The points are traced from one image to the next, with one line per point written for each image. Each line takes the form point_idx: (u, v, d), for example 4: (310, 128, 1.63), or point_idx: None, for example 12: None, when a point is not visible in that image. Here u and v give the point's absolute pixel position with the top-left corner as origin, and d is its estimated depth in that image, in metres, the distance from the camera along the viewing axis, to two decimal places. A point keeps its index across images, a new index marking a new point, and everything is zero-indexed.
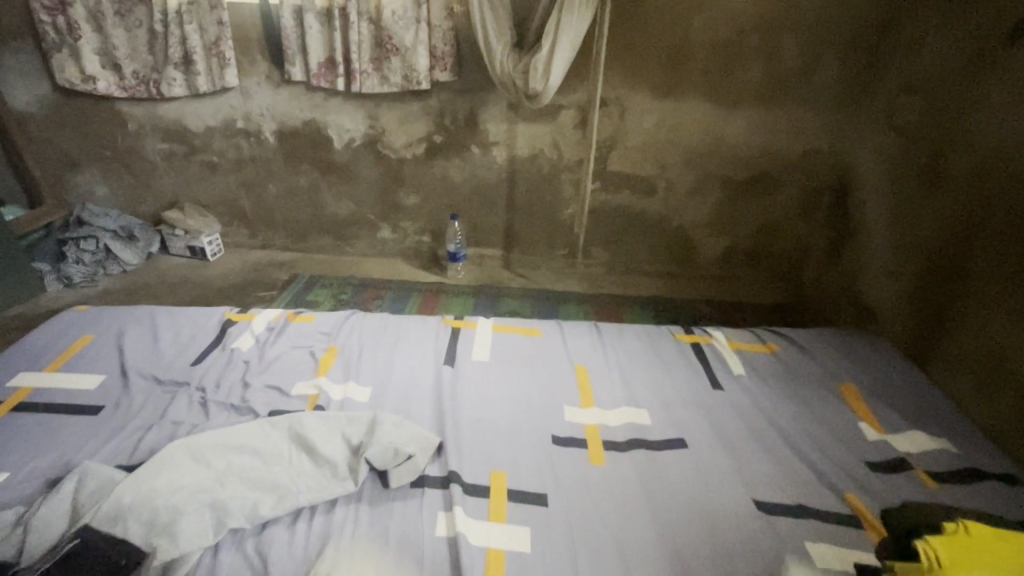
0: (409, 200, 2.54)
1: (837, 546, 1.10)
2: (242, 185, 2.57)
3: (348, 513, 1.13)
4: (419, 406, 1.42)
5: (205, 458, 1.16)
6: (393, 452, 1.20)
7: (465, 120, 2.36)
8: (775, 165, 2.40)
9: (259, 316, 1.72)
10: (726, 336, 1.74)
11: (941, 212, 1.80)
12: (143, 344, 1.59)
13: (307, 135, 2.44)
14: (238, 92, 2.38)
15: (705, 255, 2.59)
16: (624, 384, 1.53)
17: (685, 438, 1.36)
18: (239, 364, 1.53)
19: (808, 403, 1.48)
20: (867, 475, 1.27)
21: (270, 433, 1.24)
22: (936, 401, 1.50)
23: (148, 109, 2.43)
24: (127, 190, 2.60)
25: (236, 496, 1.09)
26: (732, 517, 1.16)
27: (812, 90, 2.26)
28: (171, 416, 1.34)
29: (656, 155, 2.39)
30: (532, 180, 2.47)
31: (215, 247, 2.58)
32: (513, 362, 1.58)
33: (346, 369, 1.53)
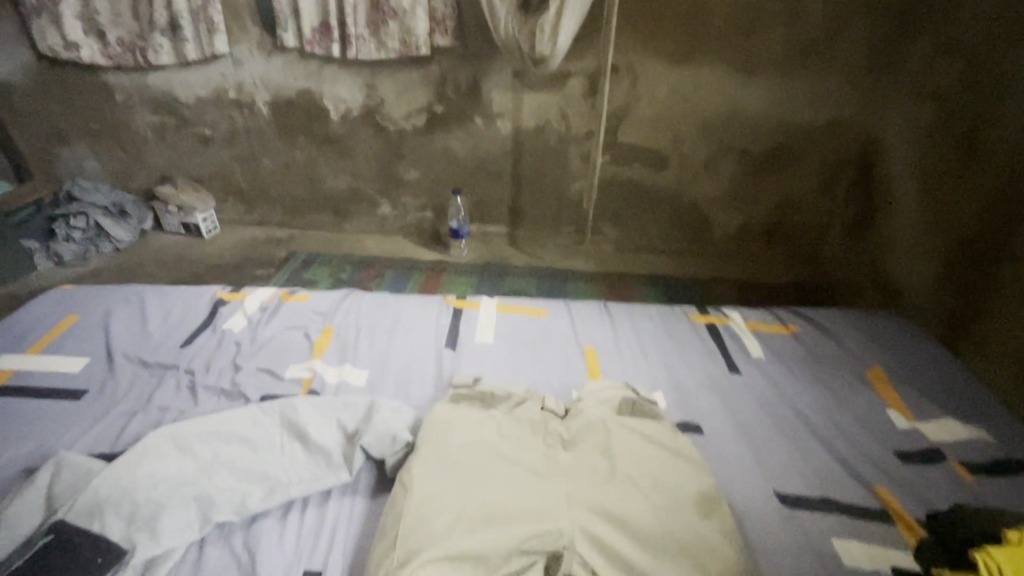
0: (410, 175, 2.44)
1: (867, 545, 1.03)
2: (235, 159, 2.46)
3: (343, 506, 1.07)
4: (420, 391, 1.35)
5: (190, 446, 1.09)
6: (391, 439, 1.13)
7: (468, 89, 2.23)
8: (796, 137, 2.27)
9: (252, 295, 1.64)
10: (744, 317, 1.65)
11: (981, 185, 1.68)
12: (130, 326, 1.51)
13: (302, 106, 2.32)
14: (228, 60, 2.26)
15: (720, 232, 2.48)
16: (636, 368, 1.45)
17: (701, 425, 1.29)
18: (230, 346, 1.46)
19: (832, 389, 1.40)
20: (898, 467, 1.19)
21: (260, 419, 1.16)
22: (970, 387, 1.40)
23: (135, 79, 2.32)
24: (117, 165, 2.50)
25: (223, 488, 1.03)
26: (752, 512, 1.09)
27: (838, 55, 2.11)
28: (158, 402, 1.28)
29: (670, 125, 2.26)
30: (539, 154, 2.35)
31: (210, 224, 2.49)
32: (519, 345, 1.50)
33: (342, 352, 1.45)
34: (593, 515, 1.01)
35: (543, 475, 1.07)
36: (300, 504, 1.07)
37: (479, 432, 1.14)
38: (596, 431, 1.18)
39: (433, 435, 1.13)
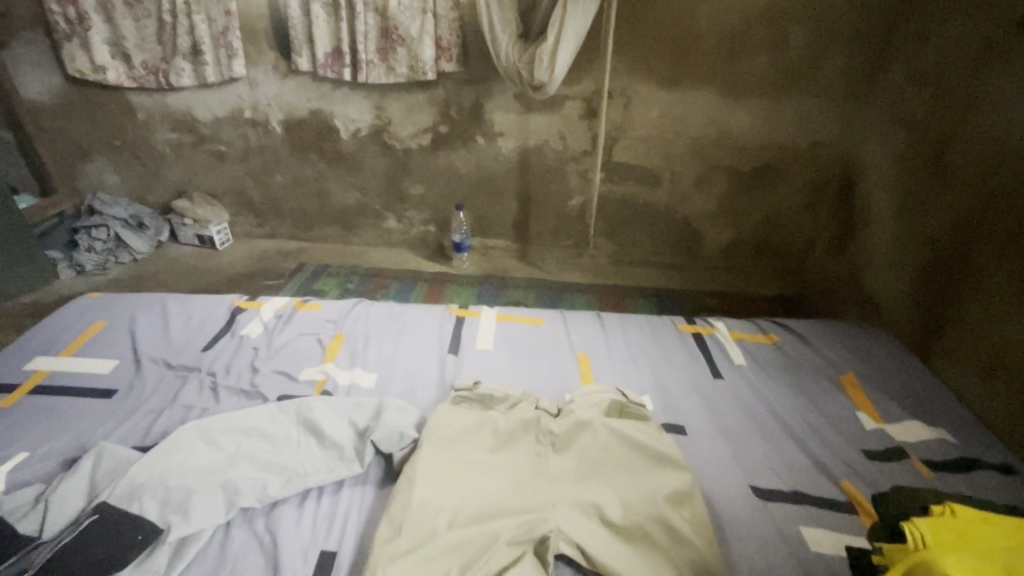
0: (415, 190, 2.56)
1: (831, 532, 1.12)
2: (249, 174, 2.59)
3: (354, 494, 1.17)
4: (424, 391, 1.46)
5: (215, 440, 1.19)
6: (398, 435, 1.23)
7: (471, 110, 2.37)
8: (782, 157, 2.40)
9: (268, 303, 1.76)
10: (728, 326, 1.75)
11: (948, 204, 1.80)
12: (155, 330, 1.63)
13: (314, 125, 2.46)
14: (245, 82, 2.40)
15: (710, 246, 2.60)
16: (627, 374, 1.55)
17: (685, 425, 1.39)
18: (248, 350, 1.57)
19: (808, 393, 1.50)
20: (864, 464, 1.29)
21: (278, 416, 1.27)
22: (935, 392, 1.51)
23: (157, 99, 2.45)
24: (136, 179, 2.63)
25: (246, 476, 1.13)
26: (730, 504, 1.19)
27: (820, 81, 2.24)
28: (182, 400, 1.38)
29: (662, 145, 2.39)
30: (537, 172, 2.48)
31: (223, 236, 2.61)
32: (517, 351, 1.61)
33: (352, 356, 1.56)
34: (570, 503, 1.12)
35: (539, 473, 1.19)
36: (316, 493, 1.17)
37: (478, 434, 1.24)
38: (585, 428, 1.27)
39: (435, 430, 1.22)
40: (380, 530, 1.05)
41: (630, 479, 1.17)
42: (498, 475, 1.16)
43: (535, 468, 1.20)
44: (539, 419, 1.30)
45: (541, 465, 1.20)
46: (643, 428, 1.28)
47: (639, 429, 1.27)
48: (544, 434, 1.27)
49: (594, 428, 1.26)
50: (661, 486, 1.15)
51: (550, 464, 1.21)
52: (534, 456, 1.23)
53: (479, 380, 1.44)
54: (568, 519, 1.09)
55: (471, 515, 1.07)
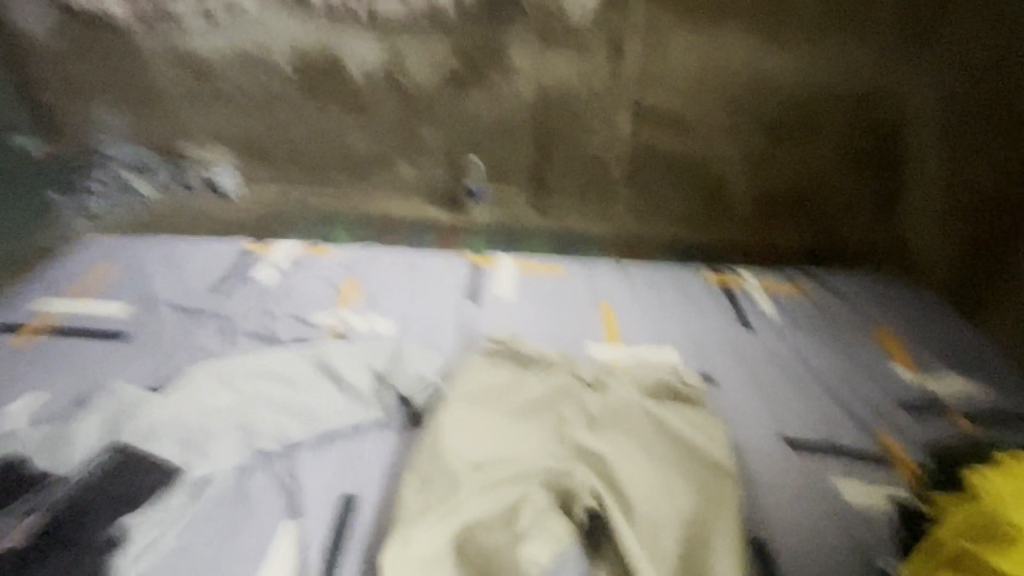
0: (429, 134, 2.39)
1: (870, 487, 1.09)
2: (253, 117, 2.47)
3: (376, 438, 1.15)
4: (443, 336, 1.42)
5: (230, 381, 1.16)
6: (420, 381, 1.22)
7: (488, 47, 2.23)
8: (816, 107, 2.24)
9: (277, 248, 1.69)
10: (756, 278, 1.68)
11: None
12: (164, 274, 1.57)
13: (322, 62, 2.31)
14: (248, 15, 2.26)
15: (738, 204, 2.39)
16: (652, 323, 1.50)
17: (714, 375, 1.35)
18: (260, 294, 1.52)
19: (842, 346, 1.44)
20: (901, 416, 1.25)
21: (295, 359, 1.23)
22: (974, 345, 1.45)
23: (154, 33, 2.31)
24: (129, 121, 2.44)
25: (265, 418, 1.10)
26: (762, 455, 1.15)
27: (857, 24, 2.13)
28: (196, 343, 1.35)
29: (689, 87, 2.24)
30: (559, 115, 2.32)
31: (234, 182, 2.48)
32: (537, 299, 1.56)
33: (368, 301, 1.51)
34: (597, 456, 1.07)
35: (564, 422, 1.14)
36: (336, 436, 1.14)
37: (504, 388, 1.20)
38: (625, 407, 1.16)
39: (461, 384, 1.19)
40: (409, 481, 1.03)
41: (659, 437, 1.12)
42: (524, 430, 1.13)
43: (558, 419, 1.15)
44: (575, 387, 1.21)
45: (567, 416, 1.15)
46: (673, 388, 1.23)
47: (667, 385, 1.23)
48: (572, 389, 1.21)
49: (633, 408, 1.16)
50: (687, 438, 1.11)
51: (577, 415, 1.16)
52: (558, 405, 1.18)
53: (514, 335, 1.35)
54: (597, 471, 1.06)
55: (498, 473, 1.03)
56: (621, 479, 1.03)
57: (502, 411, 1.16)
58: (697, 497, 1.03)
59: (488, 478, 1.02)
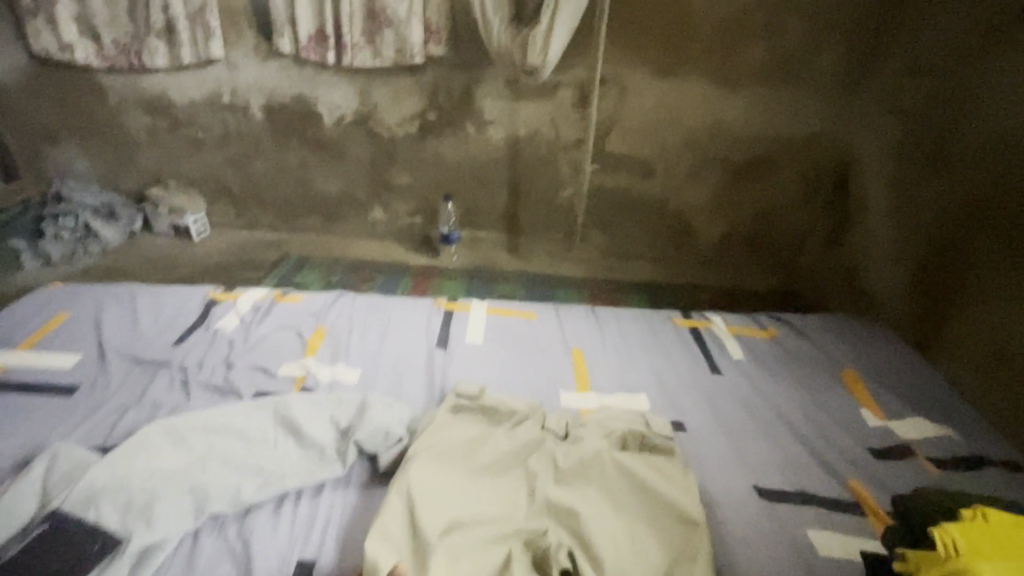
0: (402, 179, 2.46)
1: (840, 535, 1.08)
2: (227, 162, 2.47)
3: (336, 497, 1.10)
4: (410, 386, 1.38)
5: (184, 440, 1.11)
6: (383, 434, 1.16)
7: (460, 97, 2.28)
8: (777, 150, 2.33)
9: (245, 295, 1.66)
10: (725, 320, 1.70)
11: (953, 195, 1.73)
12: (123, 323, 1.53)
13: (296, 110, 2.35)
14: (223, 64, 2.28)
15: (703, 240, 2.51)
16: (623, 369, 1.50)
17: (684, 422, 1.34)
18: (223, 344, 1.48)
19: (810, 390, 1.45)
20: (870, 462, 1.25)
21: (255, 414, 1.19)
22: (938, 388, 1.47)
23: (129, 81, 2.33)
24: (106, 166, 2.50)
25: (217, 479, 1.04)
26: (733, 505, 1.13)
27: (818, 71, 2.19)
28: (150, 397, 1.29)
29: (656, 136, 2.32)
30: (529, 162, 2.39)
31: (201, 227, 2.49)
32: (508, 345, 1.55)
33: (335, 350, 1.48)
34: (566, 511, 1.05)
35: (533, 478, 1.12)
36: (294, 496, 1.09)
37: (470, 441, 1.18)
38: (595, 460, 1.14)
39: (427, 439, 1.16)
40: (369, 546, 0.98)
41: (627, 490, 1.10)
42: (491, 488, 1.10)
43: (527, 474, 1.13)
44: (543, 441, 1.19)
45: (536, 471, 1.12)
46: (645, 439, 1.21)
47: (639, 435, 1.22)
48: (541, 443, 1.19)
49: (602, 460, 1.14)
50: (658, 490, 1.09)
51: (545, 469, 1.13)
52: (527, 459, 1.16)
53: (483, 388, 1.33)
54: (565, 531, 1.03)
55: (463, 535, 0.99)
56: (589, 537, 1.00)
57: (469, 467, 1.13)
58: (666, 554, 1.01)
59: (453, 540, 0.98)
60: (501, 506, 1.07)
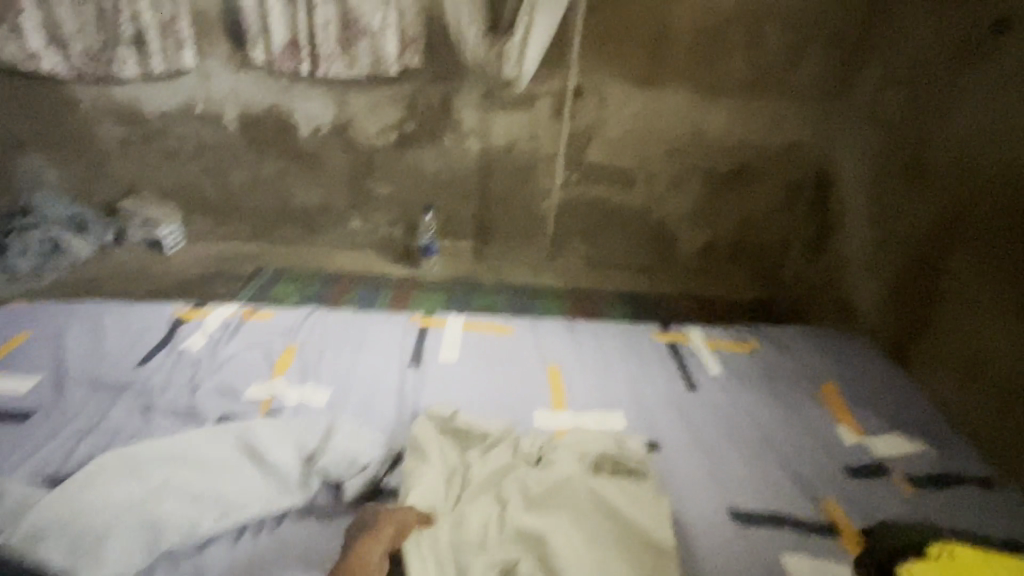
0: (381, 190, 2.43)
1: (814, 560, 1.06)
2: (201, 173, 2.42)
3: (298, 527, 1.07)
4: (381, 408, 1.35)
5: (139, 470, 1.07)
6: (350, 461, 1.15)
7: (438, 107, 2.26)
8: (757, 160, 2.33)
9: (214, 313, 1.62)
10: (703, 333, 1.69)
11: (928, 207, 1.73)
12: (84, 344, 1.48)
13: (271, 120, 2.31)
14: (196, 74, 2.24)
15: (685, 250, 2.49)
16: (599, 386, 1.48)
17: (660, 442, 1.32)
18: (189, 365, 1.44)
19: (787, 405, 1.44)
20: (845, 481, 1.23)
21: (217, 441, 1.16)
22: (914, 402, 1.47)
23: (99, 91, 2.28)
24: (77, 177, 2.44)
25: (173, 512, 1.01)
26: (706, 529, 1.12)
27: (796, 83, 2.20)
28: (109, 423, 1.25)
29: (636, 146, 2.31)
30: (509, 172, 2.37)
31: (175, 239, 2.44)
32: (484, 362, 1.52)
33: (304, 371, 1.44)
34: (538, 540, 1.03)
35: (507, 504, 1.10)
36: (254, 528, 1.06)
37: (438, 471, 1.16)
38: (567, 484, 1.12)
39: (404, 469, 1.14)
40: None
41: (597, 515, 1.09)
42: (463, 516, 1.08)
43: (499, 499, 1.11)
44: (516, 466, 1.18)
45: (507, 497, 1.10)
46: (617, 461, 1.19)
47: (612, 458, 1.20)
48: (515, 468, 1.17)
49: (574, 486, 1.12)
50: (629, 515, 1.08)
51: (517, 495, 1.11)
52: (500, 485, 1.14)
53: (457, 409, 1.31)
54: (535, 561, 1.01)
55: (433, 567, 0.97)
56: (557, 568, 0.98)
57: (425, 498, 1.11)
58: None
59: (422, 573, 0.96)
60: (472, 535, 1.05)
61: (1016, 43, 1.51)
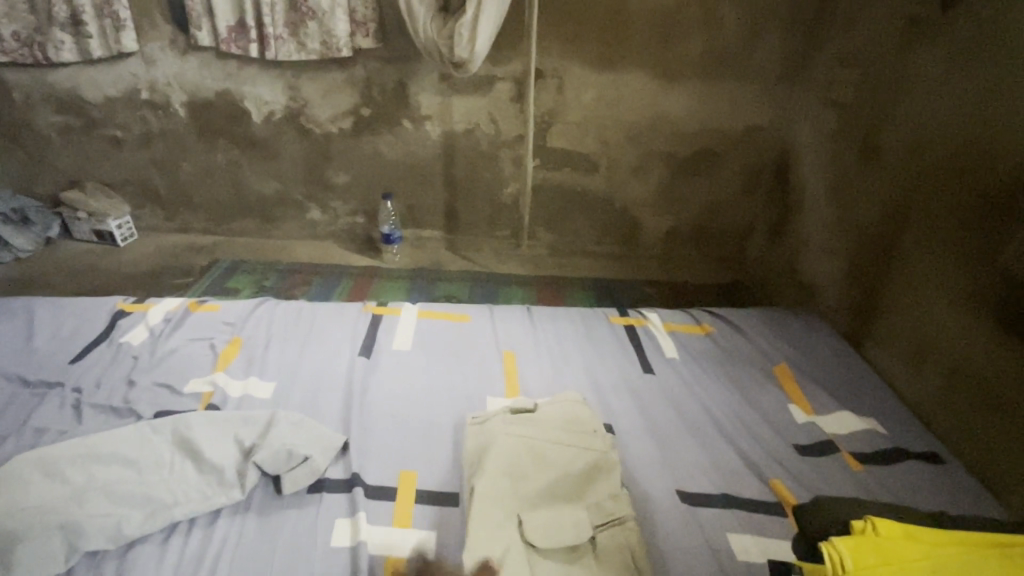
0: (339, 178, 2.36)
1: (759, 539, 1.06)
2: (151, 162, 2.33)
3: (232, 525, 1.02)
4: (328, 399, 1.31)
5: (60, 471, 1.01)
6: (287, 454, 1.09)
7: (395, 91, 2.20)
8: (718, 143, 2.33)
9: (157, 305, 1.56)
10: (661, 317, 1.68)
11: (879, 187, 1.75)
12: (15, 341, 1.41)
13: (221, 107, 2.23)
14: (138, 58, 2.14)
15: (649, 235, 2.50)
16: (554, 371, 1.46)
17: (613, 425, 1.31)
18: (127, 360, 1.38)
19: (740, 386, 1.44)
20: (794, 460, 1.24)
21: (148, 439, 1.10)
22: (865, 380, 1.48)
23: (36, 77, 2.17)
24: (18, 169, 2.33)
25: (94, 514, 0.96)
26: (655, 512, 1.11)
27: (754, 64, 2.19)
28: (35, 422, 1.19)
29: (597, 131, 2.29)
30: (470, 158, 2.33)
31: (125, 232, 2.36)
32: (437, 351, 1.48)
33: (249, 364, 1.39)
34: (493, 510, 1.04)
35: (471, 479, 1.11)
36: (186, 527, 1.02)
37: (390, 465, 1.16)
38: (521, 459, 1.14)
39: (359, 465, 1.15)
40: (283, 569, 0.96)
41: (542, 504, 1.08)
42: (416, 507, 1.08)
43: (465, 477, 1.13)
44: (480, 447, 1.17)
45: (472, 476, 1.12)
46: (565, 447, 1.18)
47: (557, 443, 1.18)
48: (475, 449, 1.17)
49: (526, 463, 1.13)
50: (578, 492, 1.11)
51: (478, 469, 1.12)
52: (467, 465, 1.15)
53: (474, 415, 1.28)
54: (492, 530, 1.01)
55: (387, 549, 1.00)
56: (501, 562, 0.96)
57: (363, 489, 1.10)
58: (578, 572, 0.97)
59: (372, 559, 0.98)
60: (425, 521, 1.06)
61: (961, 20, 1.50)
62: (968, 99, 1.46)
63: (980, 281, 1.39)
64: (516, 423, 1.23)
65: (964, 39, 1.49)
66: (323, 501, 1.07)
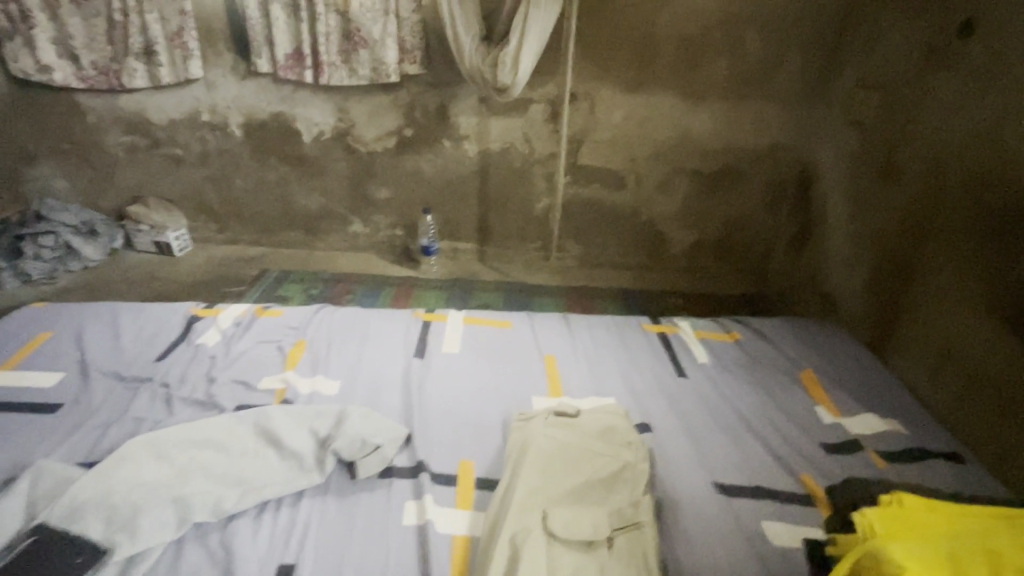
0: (381, 193, 2.52)
1: (791, 525, 1.15)
2: (207, 179, 2.51)
3: (314, 505, 1.14)
4: (388, 396, 1.44)
5: (166, 454, 1.15)
6: (361, 443, 1.22)
7: (436, 113, 2.35)
8: (741, 160, 2.44)
9: (226, 311, 1.70)
10: (692, 325, 1.78)
11: (898, 203, 1.84)
12: (104, 340, 1.56)
13: (276, 128, 2.40)
14: (202, 84, 2.32)
15: (675, 247, 2.61)
16: (593, 375, 1.57)
17: (650, 424, 1.41)
18: (205, 359, 1.52)
19: (770, 390, 1.54)
20: (822, 457, 1.33)
21: (236, 428, 1.24)
22: (888, 386, 1.56)
23: (108, 101, 2.36)
24: (86, 185, 2.52)
25: (198, 490, 1.09)
26: (694, 501, 1.20)
27: (776, 85, 2.30)
28: (133, 413, 1.33)
29: (626, 149, 2.41)
30: (505, 174, 2.47)
31: (182, 243, 2.53)
32: (484, 354, 1.60)
33: (314, 364, 1.52)
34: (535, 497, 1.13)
35: (517, 465, 1.20)
36: (274, 504, 1.14)
37: (449, 459, 1.27)
38: (562, 452, 1.24)
39: (423, 458, 1.26)
40: (359, 542, 1.08)
41: (568, 501, 1.15)
42: (475, 494, 1.19)
43: (513, 464, 1.21)
44: (528, 437, 1.27)
45: (519, 461, 1.21)
46: (605, 446, 1.27)
47: (589, 451, 1.25)
48: (523, 437, 1.28)
49: (569, 453, 1.24)
50: (610, 491, 1.18)
51: (526, 457, 1.21)
52: (517, 451, 1.24)
53: (527, 412, 1.38)
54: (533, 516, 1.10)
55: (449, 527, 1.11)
56: (520, 559, 1.00)
57: (428, 475, 1.21)
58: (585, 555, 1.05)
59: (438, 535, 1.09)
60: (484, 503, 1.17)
61: (976, 48, 1.60)
62: (983, 122, 1.56)
63: (996, 292, 1.47)
64: (561, 423, 1.32)
65: (979, 64, 1.59)
66: (393, 486, 1.19)
